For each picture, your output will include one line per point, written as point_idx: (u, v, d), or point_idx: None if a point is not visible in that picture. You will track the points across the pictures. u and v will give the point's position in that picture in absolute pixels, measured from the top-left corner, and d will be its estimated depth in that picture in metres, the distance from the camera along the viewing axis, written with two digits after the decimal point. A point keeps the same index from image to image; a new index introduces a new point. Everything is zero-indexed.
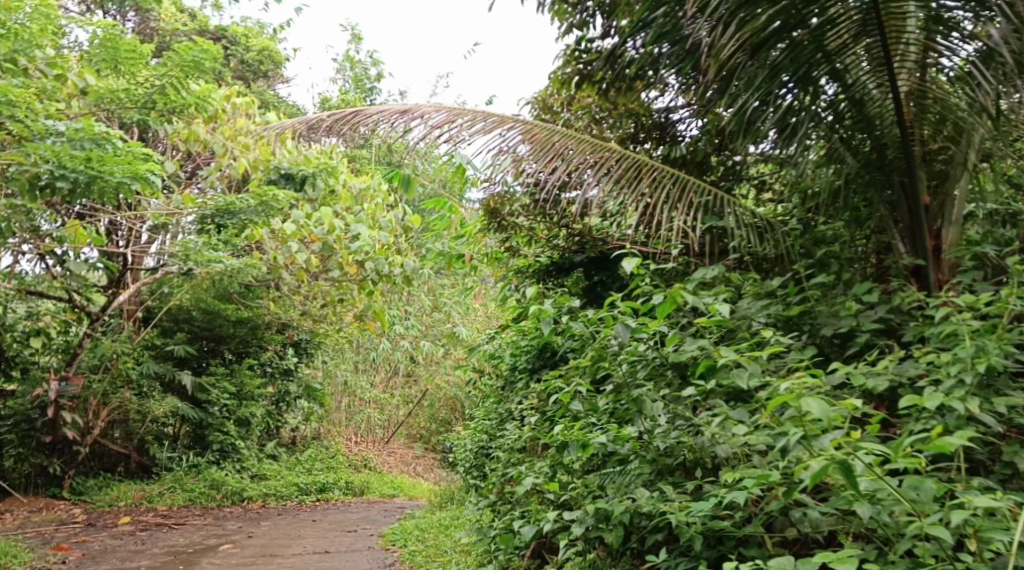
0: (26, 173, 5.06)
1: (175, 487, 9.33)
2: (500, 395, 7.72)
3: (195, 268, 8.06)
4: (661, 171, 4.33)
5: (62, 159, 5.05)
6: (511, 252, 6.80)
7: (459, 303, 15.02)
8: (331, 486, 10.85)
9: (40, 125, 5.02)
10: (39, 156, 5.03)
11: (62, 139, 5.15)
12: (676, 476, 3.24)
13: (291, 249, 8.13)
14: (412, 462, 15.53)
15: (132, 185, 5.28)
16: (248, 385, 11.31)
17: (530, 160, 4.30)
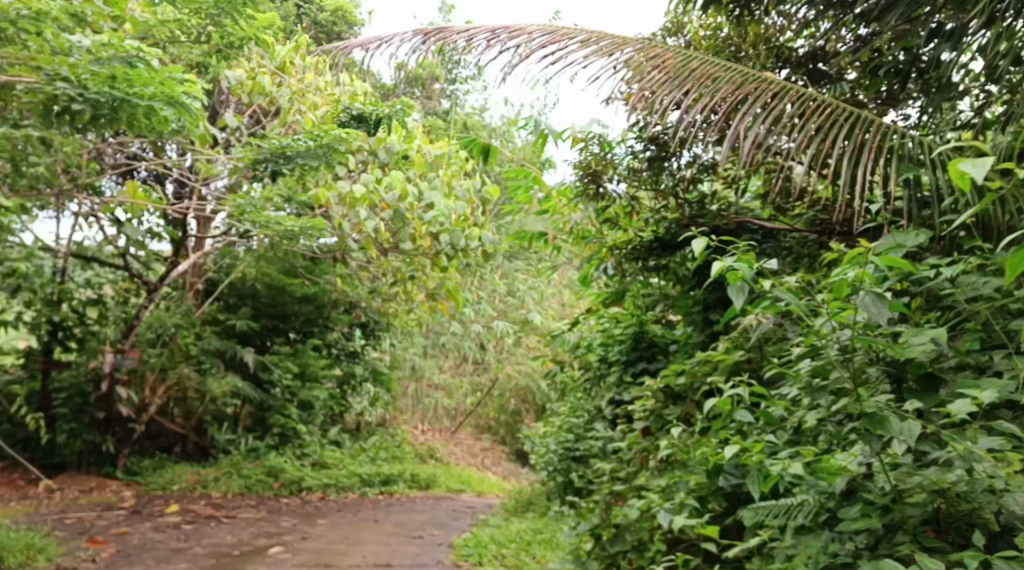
0: (38, 94, 4.45)
1: (232, 473, 8.77)
2: (585, 388, 6.89)
3: (253, 230, 7.29)
4: (836, 108, 3.29)
5: (83, 79, 4.48)
6: (608, 226, 5.92)
7: (533, 289, 14.26)
8: (395, 479, 10.16)
9: (62, 41, 4.37)
10: (56, 74, 4.44)
11: (87, 55, 4.48)
12: (908, 535, 2.41)
13: (360, 215, 7.37)
14: (479, 454, 14.84)
15: (165, 111, 4.73)
16: (312, 366, 10.76)
17: (656, 90, 3.46)
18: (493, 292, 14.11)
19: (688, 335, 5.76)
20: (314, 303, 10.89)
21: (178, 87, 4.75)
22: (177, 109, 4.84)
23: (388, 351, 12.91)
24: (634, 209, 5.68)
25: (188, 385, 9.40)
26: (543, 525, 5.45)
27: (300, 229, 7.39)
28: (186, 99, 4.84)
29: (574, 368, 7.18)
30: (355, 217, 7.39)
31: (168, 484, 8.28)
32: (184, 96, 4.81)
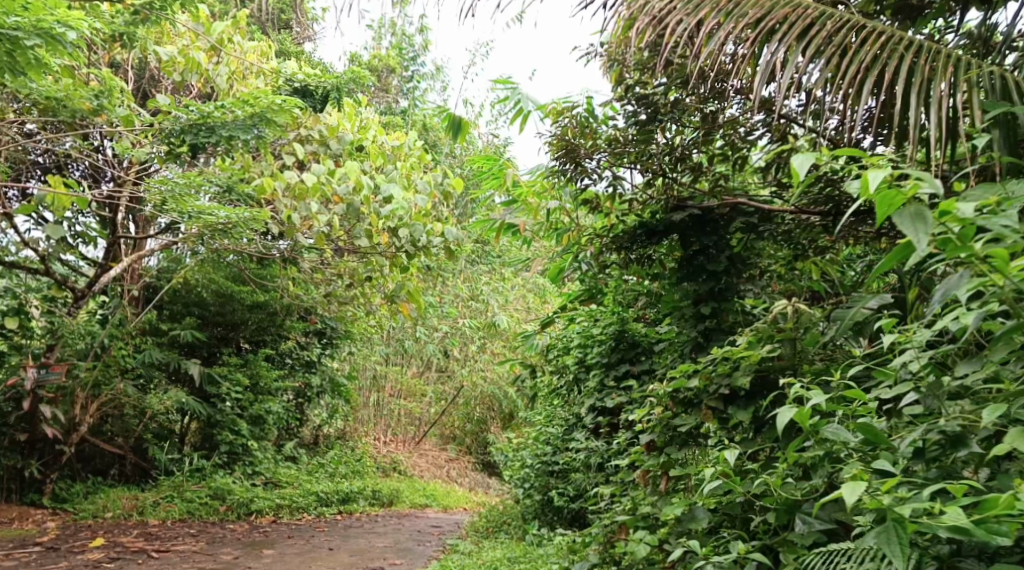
0: None
1: (173, 496, 7.96)
2: (564, 395, 6.25)
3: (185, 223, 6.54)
4: (892, 40, 2.90)
5: None
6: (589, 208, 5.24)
7: (499, 292, 13.62)
8: (355, 497, 9.41)
9: None
10: None
11: None
12: None
13: (308, 207, 6.62)
14: (444, 465, 14.15)
15: (27, 41, 4.34)
16: (263, 377, 9.99)
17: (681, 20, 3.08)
18: (456, 295, 13.47)
19: (679, 333, 5.15)
20: (265, 311, 10.16)
21: (44, 15, 4.40)
22: (47, 40, 4.42)
23: (347, 360, 12.18)
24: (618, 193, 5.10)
25: (123, 402, 8.55)
26: (520, 552, 4.77)
27: (240, 222, 6.62)
28: (60, 26, 4.46)
29: (547, 373, 6.55)
30: (301, 210, 6.65)
31: (99, 512, 7.44)
32: (55, 23, 4.43)
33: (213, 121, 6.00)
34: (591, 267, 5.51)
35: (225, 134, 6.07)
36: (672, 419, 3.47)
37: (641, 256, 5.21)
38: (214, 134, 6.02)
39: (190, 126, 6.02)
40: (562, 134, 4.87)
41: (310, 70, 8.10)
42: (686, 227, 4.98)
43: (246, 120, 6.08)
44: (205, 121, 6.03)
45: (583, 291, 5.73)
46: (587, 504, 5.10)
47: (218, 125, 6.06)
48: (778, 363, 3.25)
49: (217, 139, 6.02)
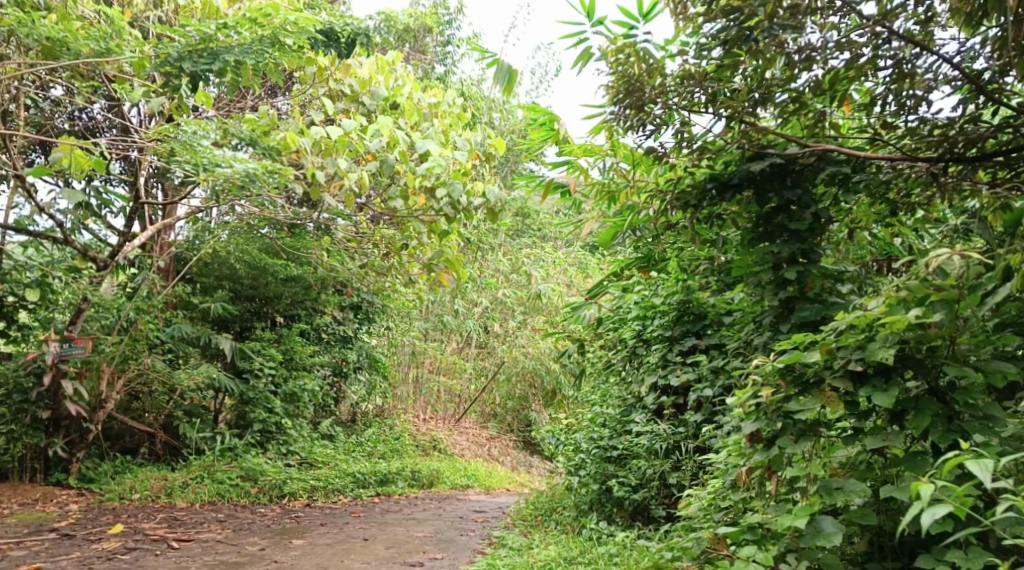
0: None
1: (203, 477, 7.57)
2: (620, 372, 5.70)
3: (200, 175, 6.11)
4: None
5: None
6: (654, 162, 4.66)
7: (541, 263, 13.09)
8: (394, 478, 8.98)
9: None
10: None
11: None
12: None
13: (335, 163, 6.02)
14: (486, 444, 13.73)
15: None
16: (299, 353, 9.60)
17: None
18: (497, 269, 13.02)
19: (758, 303, 4.56)
20: (300, 283, 9.75)
21: None
22: None
23: (384, 335, 11.77)
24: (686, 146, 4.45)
25: (151, 378, 8.18)
26: (578, 551, 4.23)
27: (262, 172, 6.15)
28: None
29: (603, 349, 5.99)
30: (326, 166, 6.02)
31: (125, 494, 7.08)
32: None
33: (216, 45, 5.28)
34: (652, 227, 4.95)
35: (231, 58, 5.28)
36: (781, 401, 2.95)
37: (712, 215, 4.62)
38: (217, 59, 5.25)
39: (189, 52, 5.23)
40: (626, 73, 4.22)
41: (342, 25, 7.60)
42: (764, 178, 4.37)
43: (254, 44, 5.34)
44: (206, 47, 5.26)
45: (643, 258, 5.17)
46: (652, 494, 4.53)
47: (222, 49, 5.34)
48: (926, 331, 2.79)
49: (220, 63, 5.22)
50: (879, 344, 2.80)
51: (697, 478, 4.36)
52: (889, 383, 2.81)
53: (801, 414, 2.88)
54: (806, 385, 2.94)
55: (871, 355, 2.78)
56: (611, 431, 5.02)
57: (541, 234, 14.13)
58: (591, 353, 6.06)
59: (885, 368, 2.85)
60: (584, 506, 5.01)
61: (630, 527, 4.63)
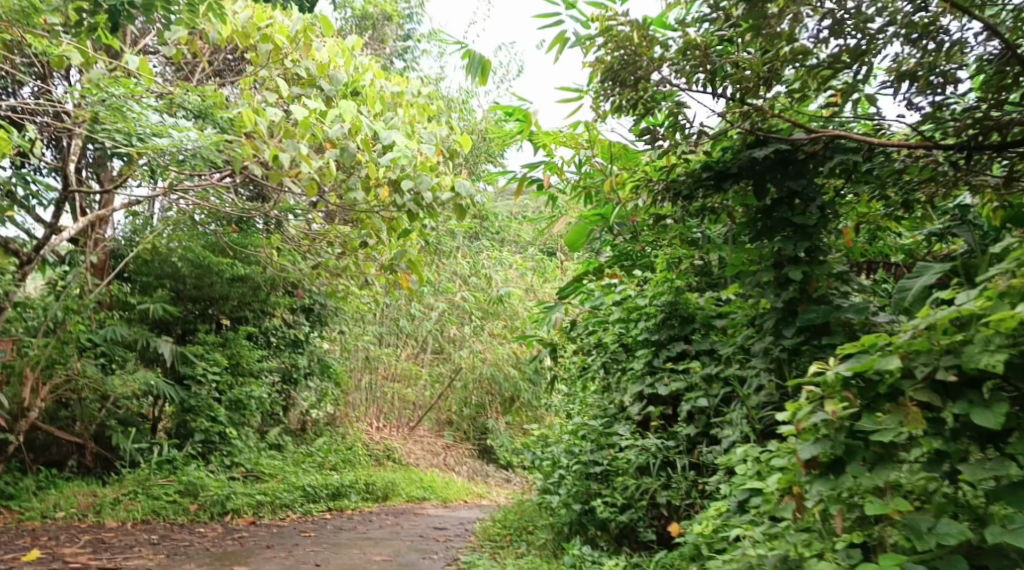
0: None
1: (137, 493, 6.91)
2: (598, 381, 5.26)
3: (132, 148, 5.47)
4: None
5: None
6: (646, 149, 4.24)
7: (500, 265, 12.66)
8: (346, 491, 8.43)
9: None
10: None
11: None
12: None
13: (297, 146, 5.42)
14: (441, 453, 13.20)
15: None
16: (245, 357, 8.98)
17: None
18: (456, 272, 12.54)
19: (757, 306, 4.18)
20: (248, 284, 9.14)
21: None
22: None
23: (336, 339, 11.19)
24: (688, 137, 4.01)
25: (81, 385, 7.45)
26: None
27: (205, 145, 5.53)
28: None
29: (578, 354, 5.55)
30: (288, 149, 5.43)
31: (48, 512, 6.41)
32: None
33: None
34: (641, 222, 4.53)
35: None
36: (848, 419, 2.64)
37: (703, 208, 4.26)
38: None
39: None
40: (624, 38, 3.74)
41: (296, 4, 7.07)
42: (766, 166, 4.03)
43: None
44: None
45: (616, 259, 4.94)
46: (641, 516, 4.07)
47: None
48: None
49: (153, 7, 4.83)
50: (979, 347, 2.44)
51: (694, 498, 3.92)
52: (988, 398, 2.45)
53: (878, 434, 2.56)
54: (881, 397, 2.61)
55: (970, 361, 2.42)
56: (592, 445, 4.57)
57: (500, 237, 13.72)
58: (564, 359, 5.61)
59: (974, 378, 2.50)
60: (564, 529, 4.54)
61: (615, 552, 4.17)
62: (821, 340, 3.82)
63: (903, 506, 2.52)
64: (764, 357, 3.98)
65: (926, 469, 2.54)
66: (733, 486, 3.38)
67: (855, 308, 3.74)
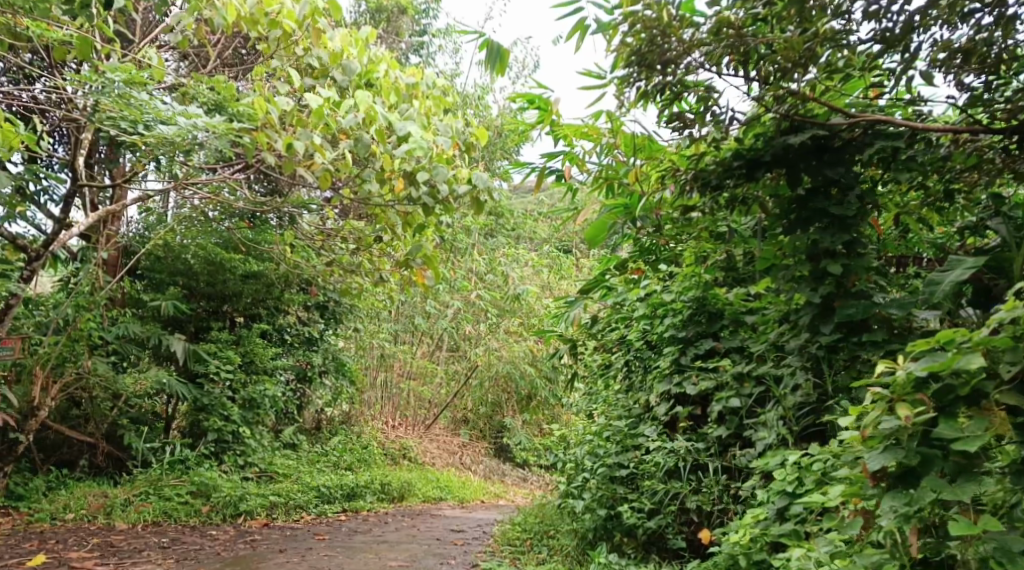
0: None
1: (149, 494, 6.78)
2: (621, 379, 5.06)
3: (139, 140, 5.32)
4: None
5: None
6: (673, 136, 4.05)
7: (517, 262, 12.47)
8: (362, 492, 8.27)
9: None
10: None
11: None
12: None
13: (311, 135, 5.25)
14: (457, 452, 13.03)
15: None
16: (259, 355, 8.83)
17: None
18: (472, 269, 12.36)
19: (791, 301, 3.96)
20: (261, 280, 8.99)
21: None
22: None
23: (351, 337, 11.04)
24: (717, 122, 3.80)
25: (92, 383, 7.39)
26: None
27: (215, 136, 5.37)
28: None
29: (601, 352, 5.34)
30: (302, 138, 5.25)
31: (58, 514, 6.29)
32: None
33: None
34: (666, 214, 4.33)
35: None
36: (923, 424, 2.37)
37: (734, 198, 4.05)
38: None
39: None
40: (650, 19, 3.54)
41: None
42: (799, 153, 3.81)
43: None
44: None
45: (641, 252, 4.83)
46: (670, 522, 3.86)
47: None
48: None
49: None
50: None
51: (726, 504, 3.71)
52: None
53: (964, 443, 2.28)
54: (961, 400, 2.32)
55: None
56: (617, 447, 4.37)
57: (517, 233, 13.54)
58: (586, 357, 5.40)
59: None
60: (589, 535, 4.34)
61: (642, 560, 3.97)
62: (862, 336, 3.60)
63: (973, 524, 2.29)
64: (800, 355, 3.76)
65: (1011, 481, 2.36)
66: (771, 493, 3.16)
67: (898, 303, 3.51)
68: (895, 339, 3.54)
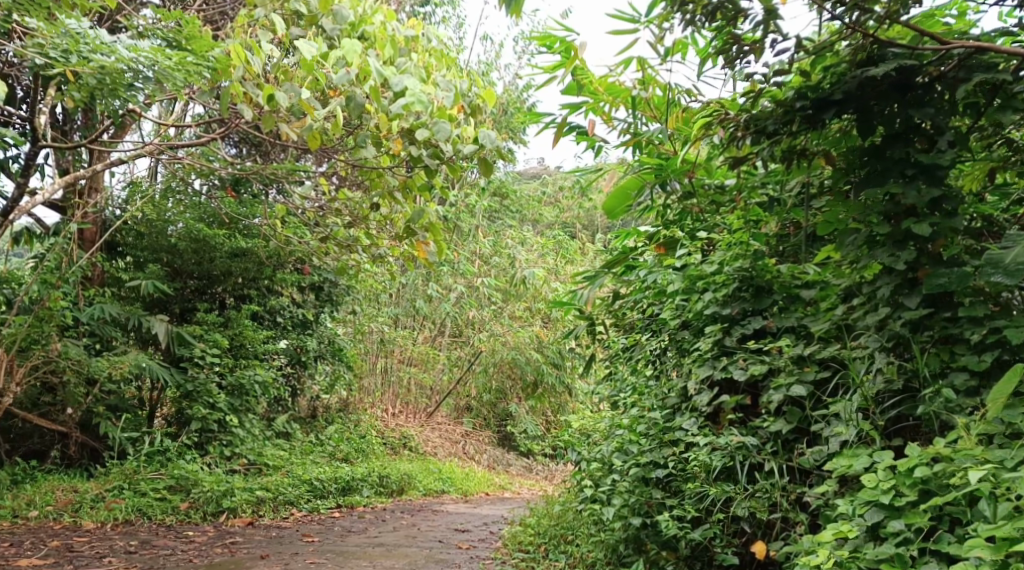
0: None
1: (123, 489, 6.17)
2: (651, 364, 4.42)
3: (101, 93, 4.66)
4: None
5: None
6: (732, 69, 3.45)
7: (524, 243, 11.85)
8: (358, 486, 7.66)
9: None
10: None
11: None
12: None
13: (297, 90, 4.64)
14: (460, 441, 12.43)
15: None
16: (248, 338, 8.17)
17: None
18: (476, 251, 11.73)
19: (862, 271, 3.33)
20: (251, 258, 8.35)
21: None
22: None
23: (349, 321, 10.41)
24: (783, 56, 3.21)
25: (62, 367, 6.74)
26: None
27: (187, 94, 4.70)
28: None
29: (625, 335, 4.69)
30: (288, 92, 4.65)
31: (21, 511, 5.67)
32: None
33: None
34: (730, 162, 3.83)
35: None
36: None
37: (793, 149, 3.42)
38: None
39: None
40: None
41: None
42: (877, 91, 3.17)
43: None
44: None
45: (677, 219, 4.37)
46: (717, 533, 3.23)
47: None
48: None
49: None
50: None
51: (788, 513, 3.08)
52: None
53: None
54: None
55: None
56: (651, 444, 3.73)
57: (522, 214, 12.89)
58: (608, 341, 4.76)
59: None
60: (618, 546, 3.71)
61: None
62: (956, 311, 2.97)
63: None
64: (878, 333, 3.12)
65: None
66: (859, 505, 2.53)
67: (1004, 269, 2.88)
68: (1000, 314, 2.90)
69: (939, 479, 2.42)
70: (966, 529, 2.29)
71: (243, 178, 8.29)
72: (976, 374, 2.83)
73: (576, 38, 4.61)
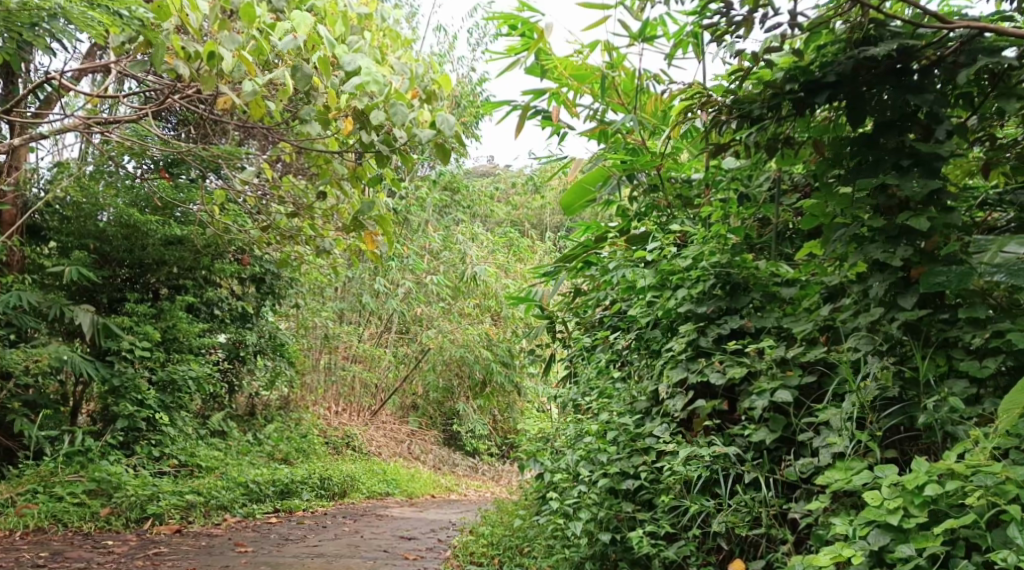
0: None
1: (37, 493, 5.67)
2: (617, 366, 4.15)
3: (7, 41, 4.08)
4: None
5: None
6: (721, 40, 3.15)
7: (474, 238, 11.52)
8: (298, 489, 7.24)
9: None
10: None
11: None
12: None
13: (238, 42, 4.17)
14: (404, 441, 12.05)
15: None
16: (183, 332, 7.68)
17: None
18: (425, 246, 11.36)
19: (849, 269, 3.10)
20: (187, 246, 7.85)
21: None
22: None
23: (291, 315, 9.94)
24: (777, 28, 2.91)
25: None
26: None
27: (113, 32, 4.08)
28: None
29: (588, 335, 4.42)
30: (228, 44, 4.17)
31: None
32: None
33: None
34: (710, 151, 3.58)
35: None
36: None
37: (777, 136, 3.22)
38: None
39: None
40: None
41: None
42: (872, 74, 2.93)
43: None
44: None
45: (643, 212, 4.21)
46: (693, 549, 2.96)
47: None
48: None
49: None
50: None
51: (772, 530, 2.82)
52: None
53: None
54: None
55: None
56: (619, 452, 3.45)
57: (474, 209, 12.55)
58: (570, 341, 4.46)
59: None
60: (582, 563, 3.42)
61: None
62: (955, 313, 2.75)
63: None
64: (870, 335, 2.89)
65: None
66: (859, 527, 2.33)
67: (1007, 269, 2.67)
68: (1002, 317, 2.69)
69: (950, 498, 2.24)
70: (987, 557, 2.11)
71: (178, 160, 7.81)
72: (978, 381, 2.62)
73: (541, 19, 4.38)
